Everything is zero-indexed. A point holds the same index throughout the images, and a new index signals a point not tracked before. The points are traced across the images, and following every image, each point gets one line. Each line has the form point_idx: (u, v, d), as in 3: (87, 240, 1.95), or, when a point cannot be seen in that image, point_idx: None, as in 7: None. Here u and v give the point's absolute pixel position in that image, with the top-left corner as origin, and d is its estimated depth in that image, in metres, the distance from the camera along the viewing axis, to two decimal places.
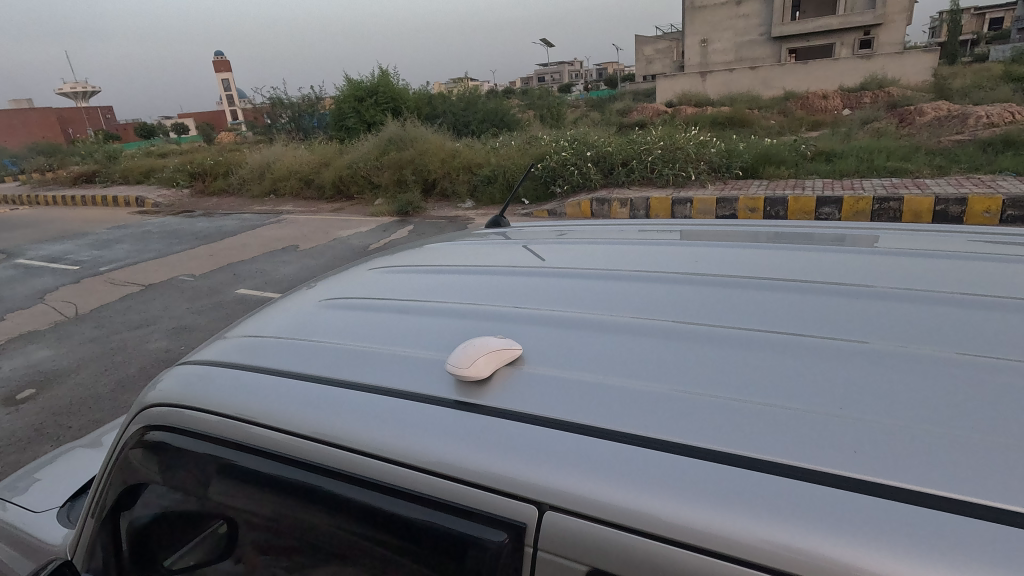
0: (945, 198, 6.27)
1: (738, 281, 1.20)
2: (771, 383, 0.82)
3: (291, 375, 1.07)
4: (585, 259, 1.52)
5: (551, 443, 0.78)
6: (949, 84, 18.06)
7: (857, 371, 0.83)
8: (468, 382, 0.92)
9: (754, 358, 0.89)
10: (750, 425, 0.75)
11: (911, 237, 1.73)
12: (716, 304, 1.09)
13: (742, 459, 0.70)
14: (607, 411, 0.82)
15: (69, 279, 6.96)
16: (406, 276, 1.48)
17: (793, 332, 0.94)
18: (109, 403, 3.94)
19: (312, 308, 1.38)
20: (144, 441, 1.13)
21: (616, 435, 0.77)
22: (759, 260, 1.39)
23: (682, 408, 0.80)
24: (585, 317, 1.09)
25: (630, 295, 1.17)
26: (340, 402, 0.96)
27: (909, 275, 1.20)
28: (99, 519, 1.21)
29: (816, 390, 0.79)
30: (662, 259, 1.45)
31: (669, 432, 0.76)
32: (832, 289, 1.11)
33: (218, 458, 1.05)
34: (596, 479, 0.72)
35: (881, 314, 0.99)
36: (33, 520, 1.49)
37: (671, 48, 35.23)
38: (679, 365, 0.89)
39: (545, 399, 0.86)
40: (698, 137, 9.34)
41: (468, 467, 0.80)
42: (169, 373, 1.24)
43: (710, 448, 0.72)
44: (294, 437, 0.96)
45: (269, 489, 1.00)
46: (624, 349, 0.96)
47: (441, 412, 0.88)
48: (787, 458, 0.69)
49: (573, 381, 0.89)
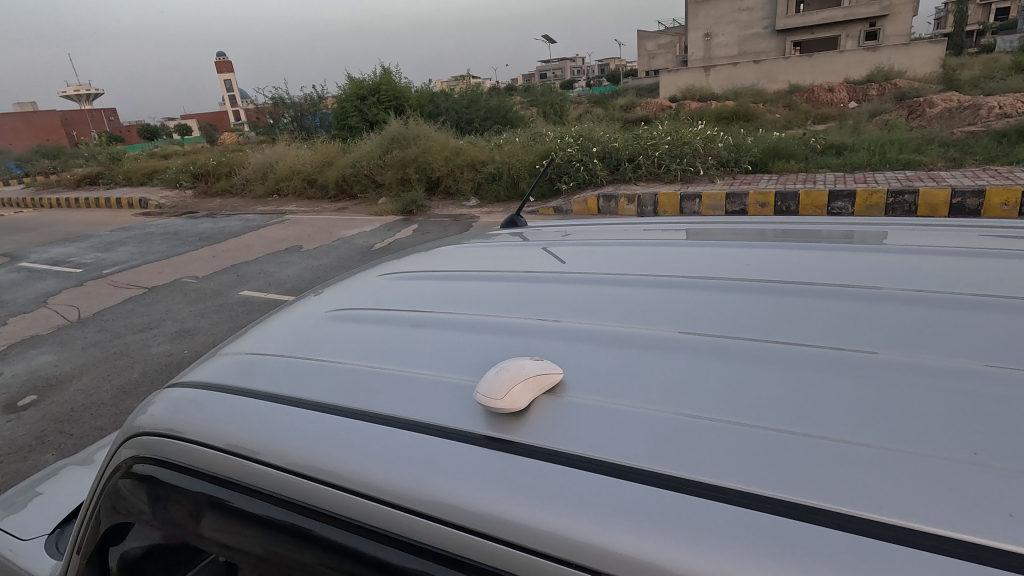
0: (962, 190, 6.12)
1: (783, 285, 1.08)
2: (830, 410, 0.71)
3: (290, 401, 0.97)
4: (607, 262, 1.41)
5: (594, 492, 0.67)
6: (958, 75, 17.81)
7: (928, 392, 0.72)
8: (502, 414, 0.81)
9: (805, 376, 0.78)
10: (810, 465, 0.64)
11: (934, 231, 1.61)
12: (754, 310, 0.98)
13: (803, 509, 0.60)
14: (655, 448, 0.71)
15: (73, 282, 6.90)
16: (419, 283, 1.37)
17: (855, 347, 0.83)
18: (110, 410, 3.85)
19: (317, 320, 1.27)
20: (132, 472, 1.04)
21: (668, 481, 0.66)
22: (801, 261, 1.26)
23: (729, 443, 0.69)
24: (614, 330, 0.98)
25: (667, 303, 1.06)
26: (346, 435, 0.86)
27: (956, 273, 1.09)
28: (88, 554, 1.12)
29: (884, 419, 0.69)
30: (692, 262, 1.33)
31: (714, 473, 0.65)
32: (882, 293, 1.00)
33: (213, 496, 0.95)
34: (638, 535, 0.61)
35: (939, 318, 0.88)
36: (20, 549, 1.40)
37: (674, 43, 34.95)
38: (730, 391, 0.78)
39: (583, 433, 0.75)
40: (705, 132, 9.19)
41: (491, 515, 0.70)
42: (159, 396, 1.14)
43: (769, 495, 0.62)
44: (295, 475, 0.86)
45: (268, 531, 0.90)
46: (656, 368, 0.85)
47: (467, 449, 0.77)
48: (858, 510, 0.59)
49: (612, 411, 0.78)
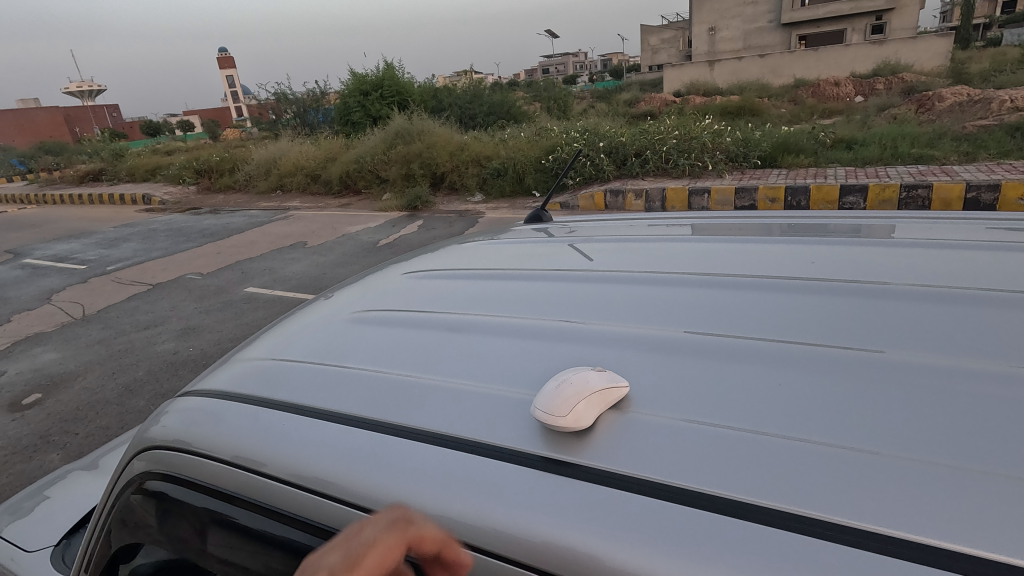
0: (976, 185, 6.01)
1: (844, 287, 1.01)
2: (906, 428, 0.66)
3: (314, 414, 0.89)
4: (640, 260, 1.33)
5: (676, 526, 0.60)
6: (967, 69, 17.61)
7: (1011, 410, 0.66)
8: (564, 433, 0.74)
9: (890, 391, 0.72)
10: (893, 492, 0.59)
11: (956, 224, 1.53)
12: (812, 315, 0.92)
13: (887, 542, 0.55)
14: (736, 475, 0.64)
15: (76, 278, 6.86)
16: (447, 282, 1.30)
17: (941, 357, 0.76)
18: (116, 408, 3.80)
19: (341, 323, 1.20)
20: (144, 488, 0.98)
21: (756, 513, 0.60)
22: (854, 259, 1.18)
23: (801, 466, 0.64)
24: (660, 337, 0.92)
25: (722, 309, 0.98)
26: (375, 452, 0.79)
27: (1000, 272, 1.02)
28: (96, 570, 1.07)
29: (965, 437, 0.63)
30: (732, 260, 1.26)
31: (792, 497, 0.60)
32: (939, 294, 0.93)
33: (230, 516, 0.88)
34: (708, 569, 0.56)
35: (1015, 326, 0.81)
36: (23, 561, 1.35)
37: (679, 37, 34.66)
38: (811, 408, 0.71)
39: (655, 456, 0.68)
40: (712, 127, 9.09)
41: (546, 546, 0.63)
42: (172, 405, 1.08)
43: (854, 526, 0.57)
44: (318, 497, 0.79)
45: (282, 557, 0.82)
46: (715, 381, 0.79)
47: (524, 473, 0.70)
48: (954, 544, 0.54)
49: (683, 431, 0.72)
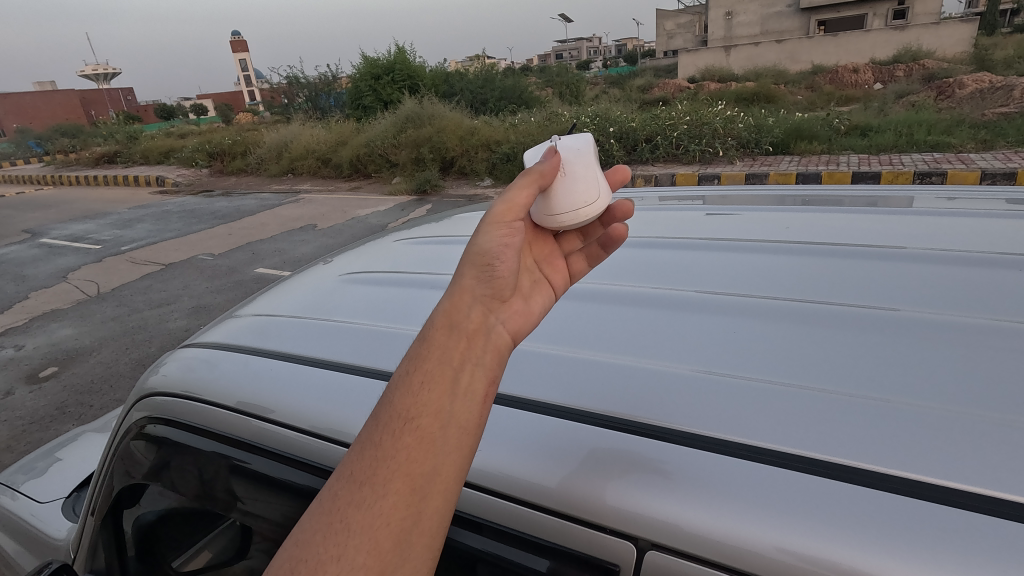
0: (992, 173, 5.92)
1: (848, 257, 1.16)
2: (895, 373, 0.78)
3: (309, 361, 0.95)
4: (642, 244, 1.41)
5: (660, 461, 0.71)
6: (989, 54, 17.14)
7: (975, 352, 0.80)
8: (572, 386, 0.86)
9: (879, 343, 0.85)
10: (845, 428, 0.70)
11: (965, 197, 1.53)
12: (831, 278, 1.07)
13: (848, 470, 0.65)
14: (729, 417, 0.75)
15: (92, 257, 6.97)
16: (437, 248, 1.37)
17: (927, 312, 0.91)
18: (128, 383, 3.90)
19: (334, 282, 1.28)
20: (144, 433, 1.04)
21: (734, 449, 0.70)
22: (858, 234, 1.29)
23: (787, 404, 0.76)
24: (668, 303, 1.05)
25: (733, 283, 1.11)
26: (357, 393, 0.84)
27: (988, 240, 1.17)
28: (101, 517, 1.16)
29: (933, 381, 0.76)
30: (738, 243, 1.32)
31: (769, 440, 0.70)
32: (941, 258, 1.09)
33: (225, 459, 0.93)
34: (694, 500, 0.66)
35: (1007, 288, 0.95)
36: (39, 512, 1.44)
37: (695, 22, 33.78)
38: (801, 359, 0.84)
39: (659, 407, 0.79)
40: (725, 112, 8.95)
41: (547, 488, 0.74)
42: (172, 356, 1.13)
43: (825, 460, 0.67)
44: (303, 435, 0.84)
45: (276, 492, 0.88)
46: (726, 334, 0.93)
47: (529, 420, 0.82)
48: (879, 467, 0.65)
49: (681, 376, 0.84)
